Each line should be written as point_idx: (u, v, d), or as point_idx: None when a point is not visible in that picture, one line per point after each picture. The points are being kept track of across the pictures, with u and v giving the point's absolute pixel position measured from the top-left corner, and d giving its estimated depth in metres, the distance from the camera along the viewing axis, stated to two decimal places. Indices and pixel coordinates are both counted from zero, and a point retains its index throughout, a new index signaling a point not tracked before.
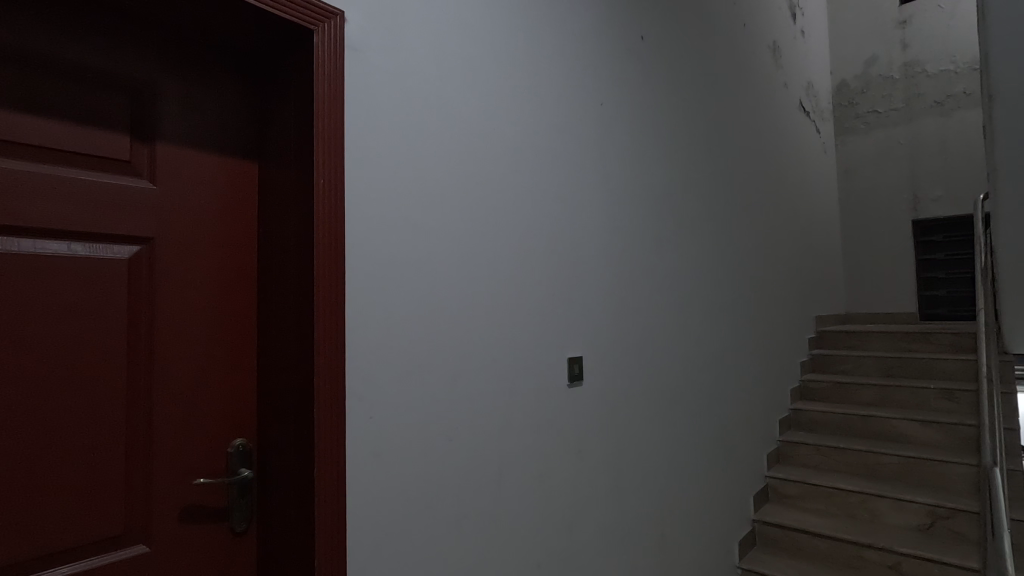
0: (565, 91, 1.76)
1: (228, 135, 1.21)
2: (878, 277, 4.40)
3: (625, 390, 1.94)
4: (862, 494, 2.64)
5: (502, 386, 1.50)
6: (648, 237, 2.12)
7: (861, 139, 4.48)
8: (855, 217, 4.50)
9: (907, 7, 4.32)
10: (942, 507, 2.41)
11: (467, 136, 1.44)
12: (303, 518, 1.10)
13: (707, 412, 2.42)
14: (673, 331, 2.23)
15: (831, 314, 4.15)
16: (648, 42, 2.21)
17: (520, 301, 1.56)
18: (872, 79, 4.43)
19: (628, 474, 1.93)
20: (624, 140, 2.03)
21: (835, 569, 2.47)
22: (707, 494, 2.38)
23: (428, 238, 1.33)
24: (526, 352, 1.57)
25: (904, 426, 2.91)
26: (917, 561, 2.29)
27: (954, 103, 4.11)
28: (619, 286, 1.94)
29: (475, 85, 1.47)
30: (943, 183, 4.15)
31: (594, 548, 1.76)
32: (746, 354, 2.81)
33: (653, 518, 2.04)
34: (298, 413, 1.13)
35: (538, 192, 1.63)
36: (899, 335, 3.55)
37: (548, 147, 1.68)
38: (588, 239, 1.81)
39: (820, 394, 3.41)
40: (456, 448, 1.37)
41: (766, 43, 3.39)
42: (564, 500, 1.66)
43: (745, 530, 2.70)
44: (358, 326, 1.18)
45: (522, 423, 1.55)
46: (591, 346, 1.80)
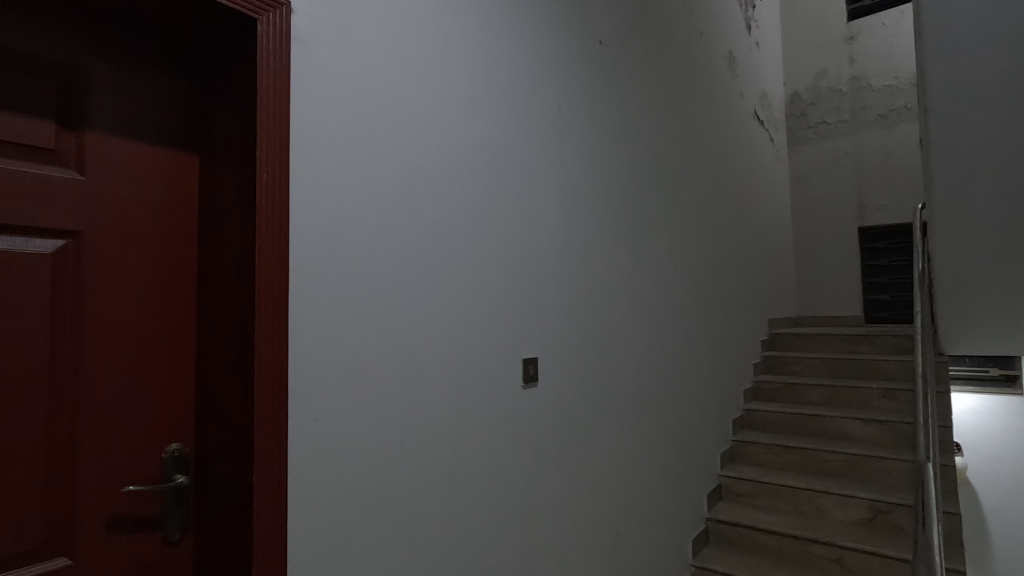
0: (522, 92, 1.77)
1: (166, 125, 1.16)
2: (828, 281, 4.57)
3: (580, 390, 1.95)
4: (809, 491, 2.73)
5: (456, 387, 1.49)
6: (604, 239, 2.14)
7: (811, 148, 4.66)
8: (806, 223, 4.68)
9: (854, 23, 4.52)
10: (882, 502, 2.52)
11: (421, 134, 1.42)
12: (240, 525, 1.06)
13: (660, 411, 2.46)
14: (628, 332, 2.26)
15: (782, 317, 4.29)
16: (606, 46, 2.24)
17: (475, 301, 1.55)
18: (822, 91, 4.62)
19: (582, 473, 1.94)
20: (582, 142, 2.05)
21: (782, 563, 2.55)
22: (661, 493, 2.43)
23: (379, 237, 1.31)
24: (480, 353, 1.56)
25: (849, 425, 3.03)
26: (858, 554, 2.38)
27: (896, 117, 4.31)
28: (574, 286, 1.96)
29: (430, 83, 1.46)
30: (886, 192, 4.35)
31: (548, 548, 1.77)
32: (699, 354, 2.88)
33: (607, 516, 2.06)
34: (237, 416, 1.08)
35: (494, 193, 1.64)
36: (845, 338, 3.69)
37: (504, 147, 1.68)
38: (545, 241, 1.83)
39: (771, 395, 3.52)
40: (407, 448, 1.35)
41: (721, 52, 3.48)
42: (518, 501, 1.66)
43: (699, 529, 2.75)
44: (303, 325, 1.15)
45: (475, 423, 1.54)
46: (546, 347, 1.80)
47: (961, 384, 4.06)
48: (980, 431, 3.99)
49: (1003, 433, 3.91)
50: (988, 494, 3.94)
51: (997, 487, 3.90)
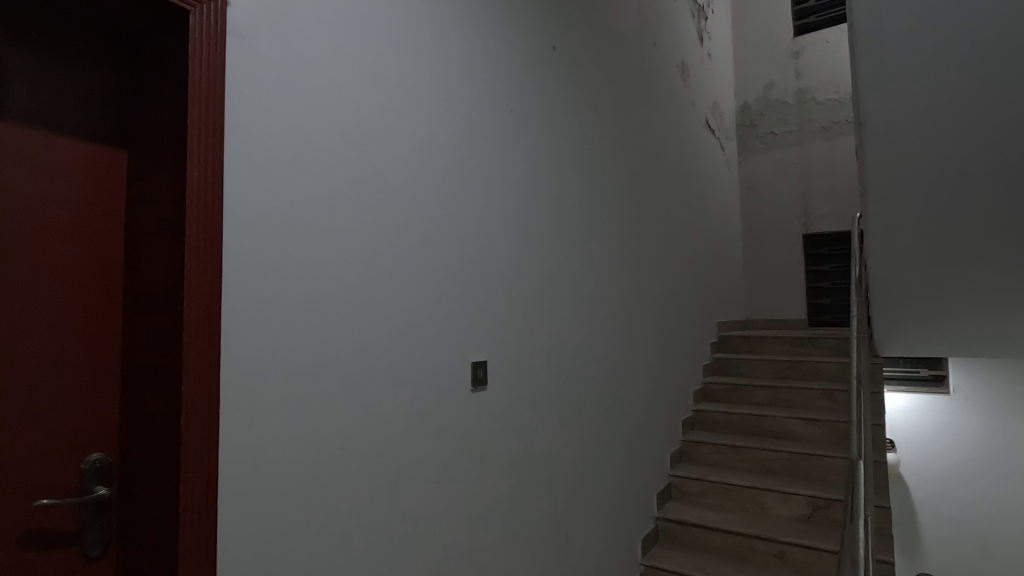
0: (473, 95, 1.77)
1: (91, 117, 1.10)
2: (775, 286, 4.74)
3: (530, 392, 1.97)
4: (754, 488, 2.81)
5: (401, 391, 1.46)
6: (556, 242, 2.16)
7: (760, 157, 4.84)
8: (755, 229, 4.85)
9: (799, 39, 4.72)
10: (820, 498, 2.63)
11: (367, 135, 1.40)
12: (167, 536, 1.02)
13: (611, 413, 2.50)
14: (579, 334, 2.29)
15: (731, 320, 4.44)
16: (559, 52, 2.27)
17: (422, 304, 1.54)
18: (770, 102, 4.80)
19: (531, 477, 1.95)
20: (533, 146, 2.06)
21: (727, 560, 2.62)
22: (611, 494, 2.46)
23: (322, 239, 1.28)
24: (427, 356, 1.55)
25: (791, 424, 3.14)
26: (798, 548, 2.47)
27: (838, 130, 4.52)
28: (525, 288, 1.97)
29: (376, 83, 1.44)
30: (829, 201, 4.54)
31: (495, 551, 1.76)
32: (650, 356, 2.94)
33: (556, 517, 2.08)
34: (166, 422, 1.04)
35: (444, 194, 1.63)
36: (790, 340, 3.83)
37: (457, 150, 1.69)
38: (495, 242, 1.83)
39: (720, 395, 3.63)
40: (349, 455, 1.32)
41: (674, 62, 3.58)
42: (465, 505, 1.65)
43: (649, 528, 2.81)
44: (238, 328, 1.11)
45: (422, 427, 1.52)
46: (495, 350, 1.81)
47: (894, 384, 4.28)
48: (913, 428, 4.18)
49: (932, 429, 4.12)
50: (918, 488, 4.16)
51: (926, 481, 4.13)
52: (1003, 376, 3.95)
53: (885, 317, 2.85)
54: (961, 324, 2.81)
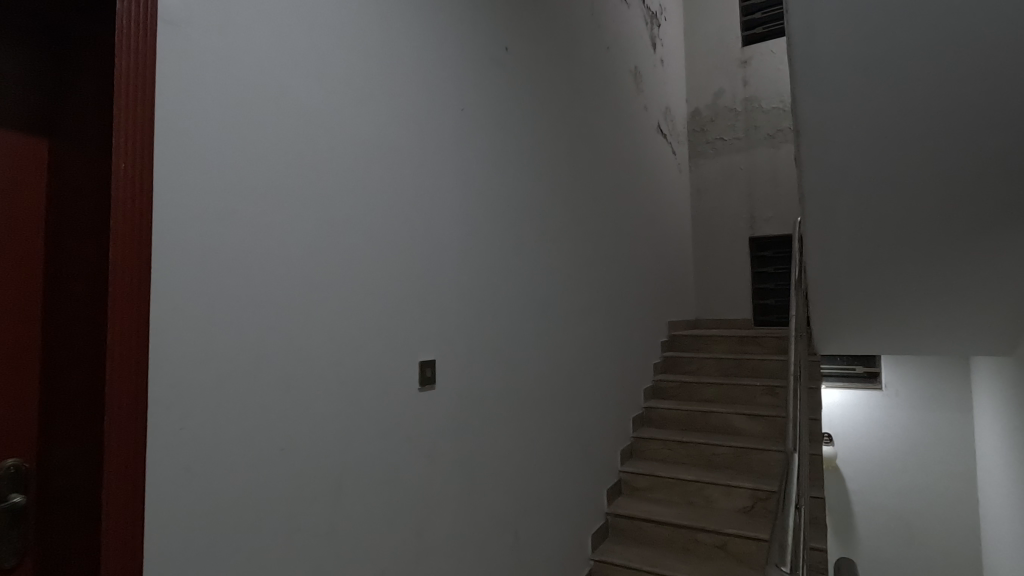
0: (423, 95, 1.76)
1: (10, 100, 1.03)
2: (724, 287, 4.90)
3: (478, 390, 1.97)
4: (699, 483, 2.91)
5: (346, 391, 1.45)
6: (506, 242, 2.18)
7: (709, 162, 5.00)
8: (705, 232, 5.01)
9: (747, 49, 4.90)
10: (760, 491, 2.74)
11: (310, 131, 1.38)
12: (91, 541, 0.97)
13: (561, 410, 2.54)
14: (529, 333, 2.31)
15: (681, 320, 4.57)
16: (511, 53, 2.29)
17: (368, 302, 1.52)
18: (719, 109, 4.97)
19: (481, 475, 1.96)
20: (484, 147, 2.07)
21: (673, 552, 2.70)
22: (561, 490, 2.50)
23: (262, 236, 1.25)
24: (373, 355, 1.54)
25: (735, 420, 3.26)
26: (740, 539, 2.56)
27: (782, 137, 4.70)
28: (474, 287, 1.97)
29: (320, 79, 1.41)
30: (773, 206, 4.73)
31: (443, 550, 1.77)
32: (600, 354, 3.00)
33: (505, 514, 2.09)
34: (90, 423, 0.99)
35: (391, 192, 1.61)
36: (736, 339, 3.97)
37: (405, 148, 1.68)
38: (444, 241, 1.83)
39: (669, 392, 3.74)
40: (290, 457, 1.29)
41: (627, 67, 3.66)
42: (413, 505, 1.65)
43: (599, 523, 2.86)
44: (169, 327, 1.07)
45: (368, 427, 1.51)
46: (443, 350, 1.81)
47: (831, 381, 4.50)
48: (849, 422, 4.41)
49: (866, 423, 4.36)
50: (852, 478, 4.40)
51: (859, 472, 4.38)
52: (930, 372, 4.20)
53: (821, 317, 3.00)
54: (891, 324, 2.98)
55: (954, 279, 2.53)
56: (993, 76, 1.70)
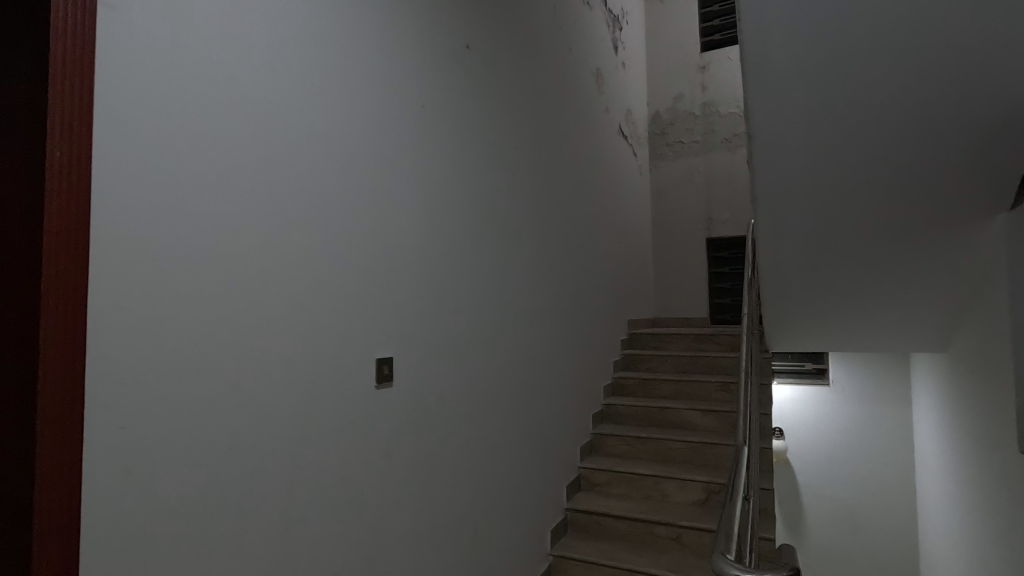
0: (382, 90, 1.75)
1: None
2: (682, 287, 5.02)
3: (436, 388, 1.97)
4: (656, 477, 2.97)
5: (300, 388, 1.43)
6: (466, 240, 2.18)
7: (669, 164, 5.12)
8: (664, 232, 5.13)
9: (705, 55, 5.03)
10: (714, 483, 2.82)
11: (263, 124, 1.35)
12: (20, 544, 0.92)
13: (520, 407, 2.56)
14: (489, 331, 2.32)
15: (641, 318, 4.67)
16: (472, 51, 2.29)
17: (324, 298, 1.50)
18: (678, 113, 5.09)
19: (439, 472, 1.96)
20: (445, 144, 2.07)
21: (630, 545, 2.75)
22: (520, 487, 2.52)
23: (210, 230, 1.22)
24: (328, 352, 1.51)
25: (691, 415, 3.35)
26: (693, 531, 2.64)
27: (738, 142, 4.85)
28: (433, 284, 1.97)
29: (274, 70, 1.39)
30: (729, 208, 4.88)
31: (400, 549, 1.76)
32: (560, 351, 3.03)
33: (464, 511, 2.10)
34: (17, 420, 0.94)
35: (346, 186, 1.59)
36: (693, 337, 4.07)
37: (362, 143, 1.66)
38: (402, 238, 1.82)
39: (628, 389, 3.81)
40: (239, 456, 1.26)
41: (589, 68, 3.71)
42: (369, 503, 1.64)
43: (558, 519, 2.90)
44: (107, 321, 1.03)
45: (322, 425, 1.49)
46: (401, 347, 1.79)
47: (783, 377, 4.68)
48: (798, 417, 4.59)
49: (814, 417, 4.55)
50: (802, 471, 4.58)
51: (808, 465, 4.56)
52: (873, 368, 4.41)
53: (772, 315, 3.11)
54: (837, 322, 3.11)
55: (892, 279, 2.67)
56: (925, 87, 1.81)
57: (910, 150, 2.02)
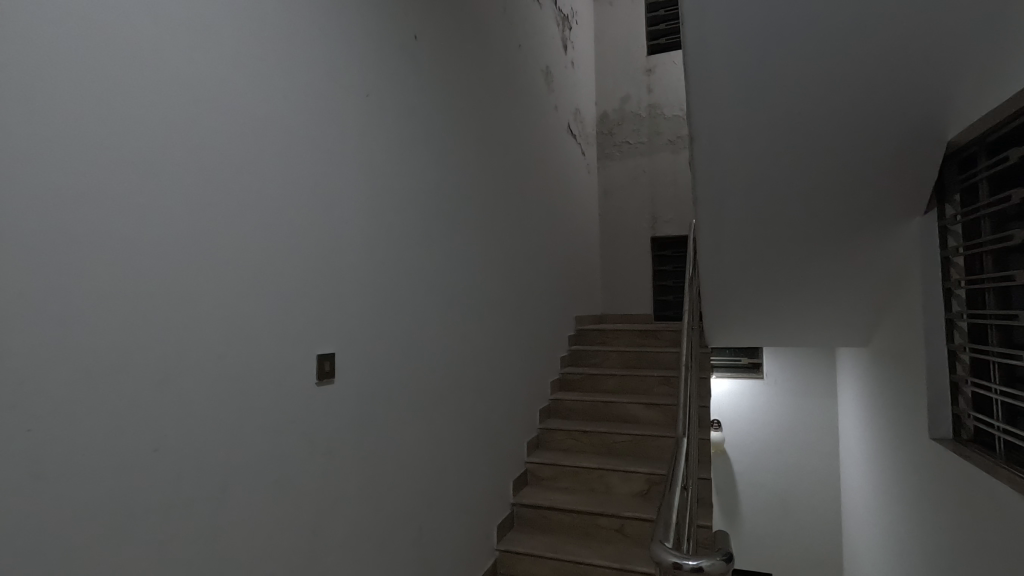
0: (324, 77, 1.70)
1: None
2: (628, 284, 5.14)
3: (381, 384, 1.93)
4: (600, 470, 3.03)
5: (233, 386, 1.36)
6: (412, 234, 2.15)
7: (616, 164, 5.22)
8: (611, 230, 5.23)
9: (652, 58, 5.16)
10: (655, 475, 2.90)
11: (193, 108, 1.28)
12: None
13: (467, 403, 2.55)
14: (435, 327, 2.30)
15: (588, 315, 4.75)
16: (420, 42, 2.25)
17: (260, 292, 1.44)
18: (625, 113, 5.20)
19: (382, 470, 1.92)
20: (391, 135, 2.03)
21: (575, 537, 2.80)
22: (466, 483, 2.52)
23: (134, 218, 1.14)
24: (265, 348, 1.46)
25: (634, 409, 3.43)
26: (635, 521, 2.70)
27: (681, 143, 5.01)
28: (377, 279, 1.93)
29: (208, 52, 1.32)
30: (673, 208, 5.02)
31: (340, 549, 1.71)
32: (507, 346, 3.04)
33: (408, 509, 2.07)
34: None
35: (286, 177, 1.54)
36: (637, 333, 4.18)
37: (303, 131, 1.60)
38: (346, 230, 1.77)
39: (574, 384, 3.87)
40: (165, 458, 1.19)
41: (538, 66, 3.73)
42: (308, 504, 1.59)
43: (504, 514, 2.91)
44: (14, 314, 0.95)
45: (258, 424, 1.43)
46: (343, 342, 1.75)
47: (721, 371, 4.88)
48: (735, 409, 4.81)
49: (750, 409, 4.78)
50: (737, 461, 4.79)
51: (743, 455, 4.78)
52: (803, 361, 4.67)
53: (711, 311, 3.24)
54: (770, 319, 3.27)
55: (820, 278, 2.83)
56: (851, 96, 1.92)
57: (836, 155, 2.15)
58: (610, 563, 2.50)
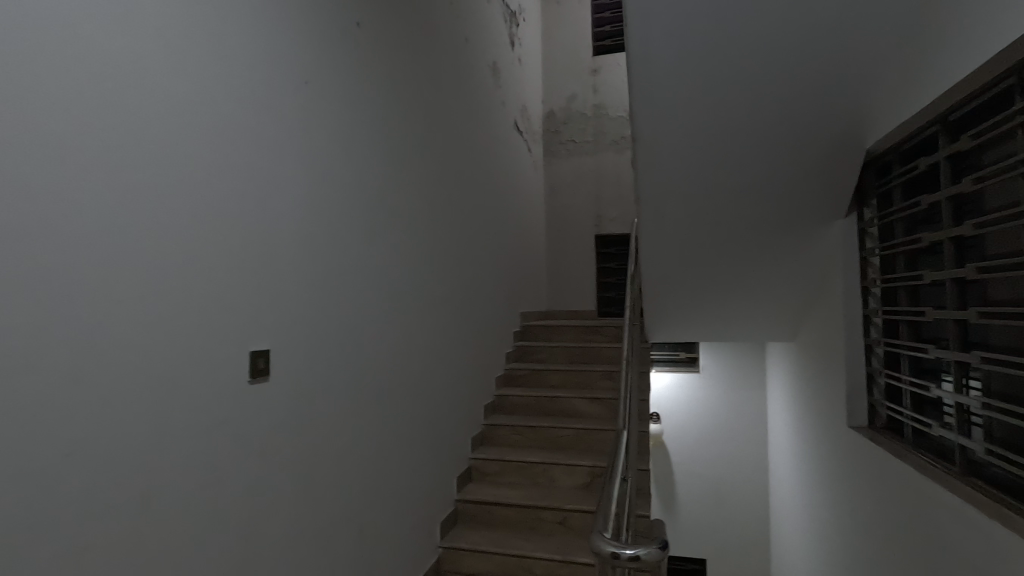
0: (260, 61, 1.62)
1: None
2: (572, 281, 5.22)
3: (320, 382, 1.87)
4: (544, 464, 3.06)
5: (157, 384, 1.28)
6: (354, 226, 2.09)
7: (562, 162, 5.29)
8: (557, 227, 5.29)
9: (598, 58, 5.24)
10: (597, 467, 2.96)
11: (113, 85, 1.18)
12: None
13: (410, 399, 2.51)
14: (378, 322, 2.25)
15: (533, 311, 4.79)
16: (363, 30, 2.19)
17: (189, 285, 1.36)
18: (572, 112, 5.27)
19: (320, 470, 1.86)
20: (332, 125, 1.97)
21: (518, 532, 2.81)
22: (409, 481, 2.48)
23: (44, 204, 1.05)
24: (193, 345, 1.38)
25: (577, 403, 3.49)
26: (578, 513, 2.75)
27: (624, 144, 5.12)
28: (316, 273, 1.86)
29: (131, 28, 1.23)
30: (616, 207, 5.13)
31: (275, 553, 1.65)
32: (452, 342, 3.02)
33: (348, 509, 2.02)
34: None
35: (218, 164, 1.46)
36: (582, 329, 4.24)
37: (237, 117, 1.52)
38: (283, 221, 1.70)
39: (519, 379, 3.90)
40: (78, 463, 1.10)
41: (486, 61, 3.71)
42: (240, 507, 1.51)
43: (449, 511, 2.89)
44: None
45: (185, 424, 1.35)
46: (279, 339, 1.68)
47: (661, 366, 5.04)
48: (673, 402, 4.99)
49: (687, 402, 4.97)
50: (675, 452, 4.97)
51: (682, 447, 4.95)
52: (737, 356, 4.89)
53: (652, 307, 3.33)
54: (706, 315, 3.41)
55: (753, 276, 2.97)
56: (782, 103, 2.02)
57: (768, 158, 2.25)
58: (553, 556, 2.54)
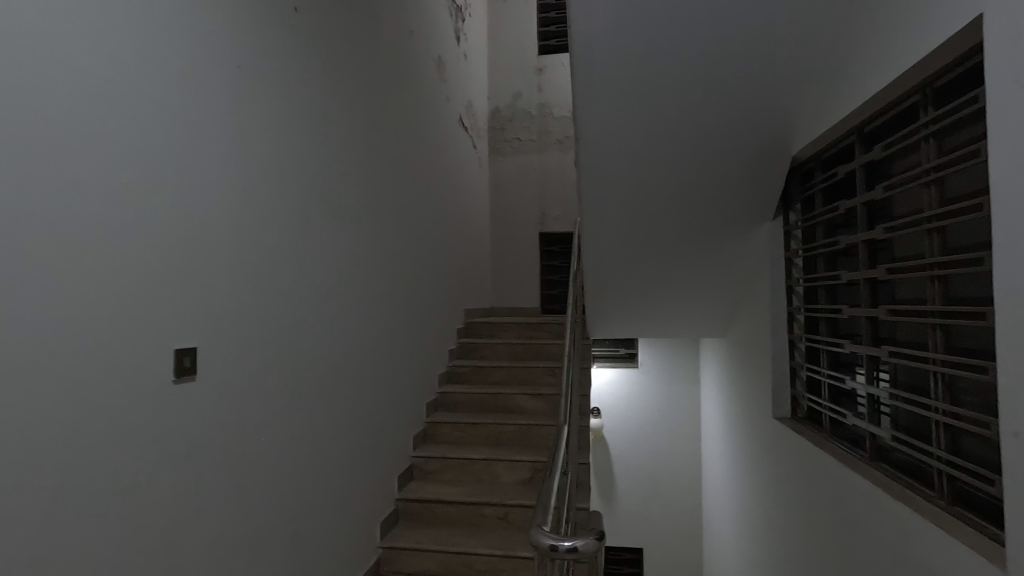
0: (188, 40, 1.53)
1: None
2: (516, 278, 5.25)
3: (251, 382, 1.79)
4: (486, 460, 3.07)
5: (69, 385, 1.18)
6: (289, 219, 2.01)
7: (507, 159, 5.30)
8: (501, 225, 5.30)
9: (543, 58, 5.28)
10: (538, 462, 3.00)
11: (18, 55, 1.08)
12: None
13: (348, 398, 2.45)
14: (314, 319, 2.18)
15: (477, 308, 4.78)
16: (301, 16, 2.11)
17: (106, 277, 1.26)
18: (517, 110, 5.29)
19: (252, 473, 1.79)
20: (266, 113, 1.89)
21: (460, 529, 2.81)
22: (347, 481, 2.42)
23: None
24: (111, 342, 1.28)
25: (519, 399, 3.52)
26: (519, 508, 2.78)
27: (568, 143, 5.19)
28: (248, 267, 1.78)
29: None
30: (560, 205, 5.20)
31: (202, 561, 1.56)
32: (393, 339, 2.97)
33: (282, 511, 1.95)
34: None
35: (140, 147, 1.36)
36: (525, 325, 4.28)
37: (162, 98, 1.43)
38: (212, 212, 1.61)
39: (462, 376, 3.89)
40: None
41: (430, 55, 3.67)
42: (164, 515, 1.43)
43: (389, 510, 2.85)
44: None
45: (101, 428, 1.25)
46: (207, 336, 1.59)
47: (602, 362, 5.17)
48: (613, 397, 5.12)
49: (626, 396, 5.11)
50: (615, 445, 5.11)
51: (621, 440, 5.10)
52: (673, 352, 5.09)
53: (593, 304, 3.41)
54: (644, 312, 3.51)
55: (688, 275, 3.08)
56: (717, 108, 2.10)
57: (703, 162, 2.34)
58: (493, 551, 2.55)
